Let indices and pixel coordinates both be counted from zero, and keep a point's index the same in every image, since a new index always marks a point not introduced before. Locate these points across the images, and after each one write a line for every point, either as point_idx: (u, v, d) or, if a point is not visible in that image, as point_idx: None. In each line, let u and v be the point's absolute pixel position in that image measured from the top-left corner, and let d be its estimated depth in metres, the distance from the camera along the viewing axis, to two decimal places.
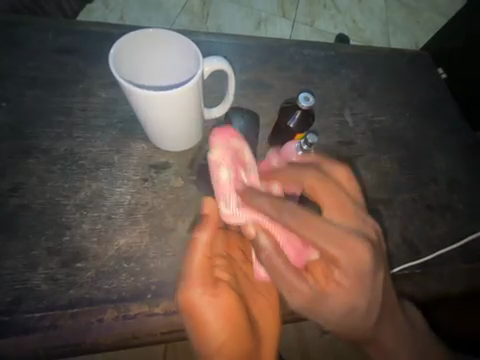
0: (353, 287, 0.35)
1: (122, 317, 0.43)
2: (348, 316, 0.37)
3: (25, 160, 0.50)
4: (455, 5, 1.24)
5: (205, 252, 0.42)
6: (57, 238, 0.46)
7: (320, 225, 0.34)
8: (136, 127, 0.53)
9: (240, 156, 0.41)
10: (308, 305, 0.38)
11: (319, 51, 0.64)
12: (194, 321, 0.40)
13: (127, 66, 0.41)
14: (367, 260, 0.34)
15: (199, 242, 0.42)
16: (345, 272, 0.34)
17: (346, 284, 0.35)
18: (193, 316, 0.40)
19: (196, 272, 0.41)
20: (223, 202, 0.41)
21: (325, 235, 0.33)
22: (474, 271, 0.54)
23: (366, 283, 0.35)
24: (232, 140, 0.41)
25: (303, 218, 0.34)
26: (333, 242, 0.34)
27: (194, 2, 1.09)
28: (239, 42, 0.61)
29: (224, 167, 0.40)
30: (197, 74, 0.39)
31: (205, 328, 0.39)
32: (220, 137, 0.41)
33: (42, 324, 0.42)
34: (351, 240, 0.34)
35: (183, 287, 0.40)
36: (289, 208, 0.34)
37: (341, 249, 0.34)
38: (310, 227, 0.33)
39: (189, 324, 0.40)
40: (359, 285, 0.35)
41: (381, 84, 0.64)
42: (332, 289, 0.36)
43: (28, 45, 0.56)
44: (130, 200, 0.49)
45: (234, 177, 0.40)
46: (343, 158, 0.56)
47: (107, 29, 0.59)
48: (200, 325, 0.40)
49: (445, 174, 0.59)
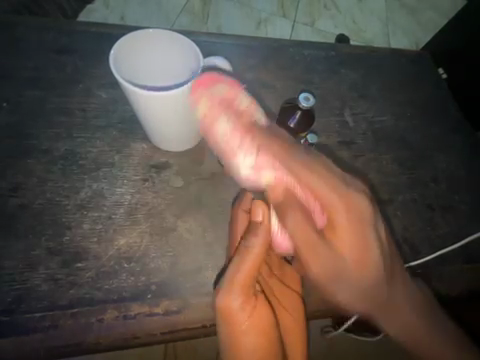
0: (368, 259, 0.33)
1: (122, 317, 0.43)
2: (371, 290, 0.35)
3: (25, 160, 0.50)
4: (455, 6, 1.24)
5: (256, 260, 0.41)
6: (57, 238, 0.46)
7: (323, 172, 0.31)
8: (137, 127, 0.53)
9: (235, 103, 0.36)
10: (329, 275, 0.34)
11: (320, 51, 0.64)
12: (231, 323, 0.41)
13: (128, 66, 0.41)
14: (370, 232, 0.33)
15: (253, 250, 0.41)
16: (357, 227, 0.32)
17: (364, 255, 0.33)
18: (231, 318, 0.41)
19: (244, 273, 0.40)
20: (233, 154, 0.36)
21: (330, 182, 0.31)
22: (474, 272, 0.54)
23: (368, 231, 0.32)
24: (217, 85, 0.37)
25: (310, 163, 0.32)
26: (346, 207, 0.32)
27: (194, 2, 1.09)
28: (239, 42, 0.61)
29: (221, 120, 0.36)
30: (197, 74, 0.39)
31: (240, 331, 0.42)
32: (207, 78, 0.38)
33: (42, 324, 0.42)
34: (349, 190, 0.32)
35: (225, 292, 0.40)
36: (295, 154, 0.32)
37: (349, 207, 0.32)
38: (315, 174, 0.31)
39: (225, 327, 0.42)
40: (386, 280, 0.35)
41: (382, 84, 0.64)
42: (347, 255, 0.33)
43: (29, 45, 0.56)
44: (130, 201, 0.49)
45: (233, 124, 0.35)
46: (343, 158, 0.56)
47: (107, 29, 0.59)
48: (234, 326, 0.41)
49: (446, 174, 0.59)
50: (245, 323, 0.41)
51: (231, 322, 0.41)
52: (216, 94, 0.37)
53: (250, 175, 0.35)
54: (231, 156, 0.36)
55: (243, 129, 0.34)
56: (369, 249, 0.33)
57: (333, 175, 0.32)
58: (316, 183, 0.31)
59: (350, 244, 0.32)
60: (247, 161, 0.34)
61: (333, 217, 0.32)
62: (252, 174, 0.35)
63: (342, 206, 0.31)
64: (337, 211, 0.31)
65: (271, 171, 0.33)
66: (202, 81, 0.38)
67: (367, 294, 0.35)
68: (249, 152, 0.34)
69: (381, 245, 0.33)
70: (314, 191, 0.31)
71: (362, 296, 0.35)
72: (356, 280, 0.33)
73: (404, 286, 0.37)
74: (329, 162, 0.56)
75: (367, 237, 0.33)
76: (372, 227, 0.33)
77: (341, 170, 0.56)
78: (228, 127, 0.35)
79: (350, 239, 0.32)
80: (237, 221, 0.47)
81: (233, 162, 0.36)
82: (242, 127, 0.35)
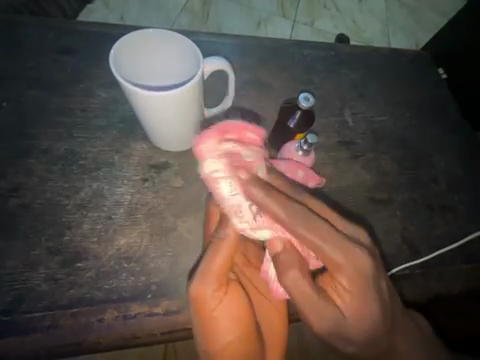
0: (363, 297, 0.34)
1: (122, 317, 0.43)
2: (369, 325, 0.35)
3: (25, 160, 0.50)
4: (454, 6, 1.24)
5: (229, 249, 0.40)
6: (57, 238, 0.46)
7: (326, 229, 0.34)
8: (137, 126, 0.53)
9: (237, 158, 0.36)
10: (330, 330, 0.36)
11: (320, 51, 0.64)
12: (202, 315, 0.40)
13: (127, 66, 0.41)
14: (365, 270, 0.34)
15: (228, 240, 0.40)
16: (361, 289, 0.34)
17: (354, 289, 0.34)
18: (204, 309, 0.40)
19: (218, 263, 0.40)
20: (228, 208, 0.38)
21: (330, 233, 0.34)
22: (474, 271, 0.54)
23: (370, 286, 0.34)
24: (222, 143, 0.37)
25: (305, 216, 0.34)
26: (349, 262, 0.34)
27: (194, 2, 1.09)
28: (239, 42, 0.61)
29: (220, 181, 0.37)
30: (197, 74, 0.39)
31: (212, 324, 0.40)
32: (213, 135, 0.37)
33: (42, 323, 0.42)
34: (350, 249, 0.34)
35: (198, 280, 0.40)
36: (303, 214, 0.34)
37: (353, 269, 0.34)
38: (317, 233, 0.34)
39: (198, 319, 0.41)
40: (362, 293, 0.34)
41: (382, 84, 0.64)
42: (340, 303, 0.35)
43: (29, 45, 0.56)
44: (130, 201, 0.49)
45: (241, 180, 0.36)
46: (343, 158, 0.56)
47: (107, 29, 0.59)
48: (206, 317, 0.40)
49: (446, 174, 0.59)
50: (218, 314, 0.40)
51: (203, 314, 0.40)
52: (234, 159, 0.36)
53: (250, 232, 0.39)
54: (231, 214, 0.38)
55: (242, 188, 0.35)
56: (362, 288, 0.34)
57: (343, 239, 0.34)
58: (323, 248, 0.34)
59: (348, 301, 0.35)
60: (261, 232, 0.38)
61: (335, 275, 0.35)
62: (253, 234, 0.39)
63: (347, 262, 0.34)
64: (339, 267, 0.34)
65: (269, 230, 0.38)
66: (206, 135, 0.38)
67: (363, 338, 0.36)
68: (262, 219, 0.37)
69: (378, 289, 0.35)
70: (302, 237, 0.34)
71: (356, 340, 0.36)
72: (355, 324, 0.35)
73: (403, 317, 0.39)
74: (329, 162, 0.56)
75: (365, 280, 0.34)
76: (372, 286, 0.34)
77: (341, 170, 0.56)
78: (235, 190, 0.36)
79: (351, 291, 0.34)
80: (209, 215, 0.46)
81: (231, 217, 0.39)
82: (243, 171, 0.36)
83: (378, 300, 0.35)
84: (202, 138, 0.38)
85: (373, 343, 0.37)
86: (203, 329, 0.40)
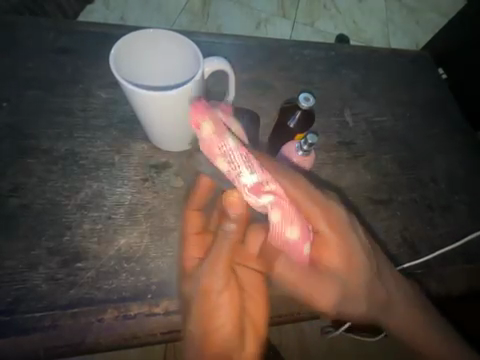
0: (344, 261, 0.39)
1: (122, 317, 0.43)
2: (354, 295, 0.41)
3: (26, 160, 0.50)
4: (454, 7, 1.24)
5: (233, 244, 0.37)
6: (57, 238, 0.46)
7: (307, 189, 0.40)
8: (137, 127, 0.53)
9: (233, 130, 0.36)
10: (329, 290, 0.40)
11: (319, 51, 0.64)
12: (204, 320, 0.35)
13: (127, 66, 0.41)
14: (340, 221, 0.40)
15: (230, 232, 0.37)
16: (343, 241, 0.39)
17: (337, 255, 0.39)
18: (209, 318, 0.35)
19: (224, 259, 0.36)
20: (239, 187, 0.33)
21: (311, 200, 0.39)
22: (474, 271, 0.54)
23: (349, 242, 0.40)
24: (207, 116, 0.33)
25: (291, 180, 0.39)
26: (327, 221, 0.39)
27: (194, 2, 1.10)
28: (239, 42, 0.62)
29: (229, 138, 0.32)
30: (197, 74, 0.39)
31: (210, 336, 0.35)
32: (198, 109, 0.34)
33: (42, 324, 0.42)
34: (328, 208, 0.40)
35: (206, 273, 0.37)
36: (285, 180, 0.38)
37: (326, 219, 0.39)
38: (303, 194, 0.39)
39: (200, 326, 0.35)
40: (349, 258, 0.40)
41: (382, 84, 0.64)
42: (326, 263, 0.39)
43: (29, 45, 0.56)
44: (130, 201, 0.49)
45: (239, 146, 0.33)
46: (343, 158, 0.56)
47: (107, 29, 0.59)
48: (210, 325, 0.35)
49: (446, 174, 0.59)
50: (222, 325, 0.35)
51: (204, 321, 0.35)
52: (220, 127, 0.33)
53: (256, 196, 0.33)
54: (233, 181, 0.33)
55: (248, 156, 0.33)
56: (346, 248, 0.40)
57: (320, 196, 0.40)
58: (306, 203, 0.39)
59: (332, 260, 0.39)
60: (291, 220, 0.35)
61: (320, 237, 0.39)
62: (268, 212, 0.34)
63: (326, 220, 0.39)
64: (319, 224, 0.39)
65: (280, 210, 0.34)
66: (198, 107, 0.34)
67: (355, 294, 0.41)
68: (265, 180, 0.33)
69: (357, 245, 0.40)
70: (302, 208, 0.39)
71: (349, 296, 0.41)
72: (347, 282, 0.40)
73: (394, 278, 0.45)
74: (329, 162, 0.56)
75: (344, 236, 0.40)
76: (350, 234, 0.40)
77: (341, 170, 0.56)
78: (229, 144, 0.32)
79: (334, 250, 0.39)
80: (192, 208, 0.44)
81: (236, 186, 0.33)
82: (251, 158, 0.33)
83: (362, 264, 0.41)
84: (197, 108, 0.34)
85: (370, 298, 0.42)
86: (202, 341, 0.35)
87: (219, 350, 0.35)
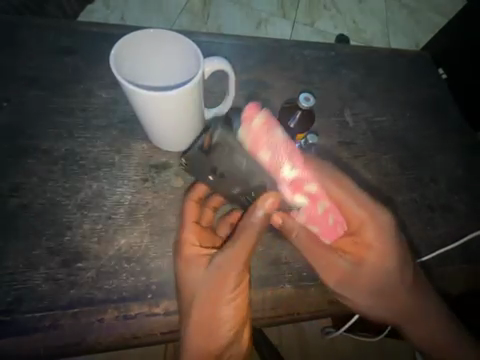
0: (382, 254, 0.48)
1: (122, 317, 0.43)
2: (382, 284, 0.50)
3: (26, 160, 0.50)
4: (454, 7, 1.24)
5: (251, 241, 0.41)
6: (57, 238, 0.46)
7: (354, 191, 0.47)
8: (137, 127, 0.53)
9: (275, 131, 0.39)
10: (359, 283, 0.49)
11: (319, 51, 0.64)
12: (211, 302, 0.43)
13: (128, 66, 0.41)
14: (385, 221, 0.48)
15: (247, 231, 0.41)
16: (385, 246, 0.48)
17: (375, 248, 0.49)
18: (216, 298, 0.43)
19: (243, 255, 0.41)
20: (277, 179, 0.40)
21: (358, 205, 0.47)
22: (474, 271, 0.54)
23: (390, 239, 0.47)
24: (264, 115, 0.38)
25: (334, 180, 0.47)
26: (373, 227, 0.47)
27: (194, 2, 1.10)
28: (239, 42, 0.62)
29: (279, 132, 0.39)
30: (197, 74, 0.39)
31: (215, 311, 0.43)
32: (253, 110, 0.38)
33: (42, 324, 0.42)
34: (375, 214, 0.47)
35: (223, 260, 0.42)
36: (328, 180, 0.46)
37: (370, 225, 0.47)
38: (345, 196, 0.47)
39: (207, 309, 0.43)
40: (388, 258, 0.48)
41: (382, 84, 0.64)
42: (366, 252, 0.49)
43: (29, 45, 0.56)
44: (131, 200, 0.49)
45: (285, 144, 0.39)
46: (343, 158, 0.56)
47: (107, 29, 0.59)
48: (215, 305, 0.43)
49: (446, 174, 0.59)
50: (226, 307, 0.43)
51: (211, 300, 0.43)
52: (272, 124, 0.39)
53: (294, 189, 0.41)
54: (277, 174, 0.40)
55: (295, 156, 0.41)
56: (386, 250, 0.48)
57: (368, 202, 0.47)
58: (351, 206, 0.47)
59: (367, 258, 0.49)
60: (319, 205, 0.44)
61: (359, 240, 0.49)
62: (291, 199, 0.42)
63: (371, 226, 0.47)
64: (362, 229, 0.48)
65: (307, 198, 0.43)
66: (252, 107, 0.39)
67: (379, 291, 0.50)
68: (305, 180, 0.42)
69: (398, 250, 0.48)
70: (341, 206, 0.47)
71: (372, 290, 0.50)
72: (371, 278, 0.50)
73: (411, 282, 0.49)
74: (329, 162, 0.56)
75: (383, 242, 0.48)
76: (391, 241, 0.48)
77: (341, 170, 0.56)
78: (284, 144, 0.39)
79: (373, 248, 0.49)
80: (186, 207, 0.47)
81: (275, 176, 0.40)
82: (296, 156, 0.41)
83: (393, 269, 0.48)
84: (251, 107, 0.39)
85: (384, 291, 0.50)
86: (208, 316, 0.43)
87: (218, 325, 0.43)
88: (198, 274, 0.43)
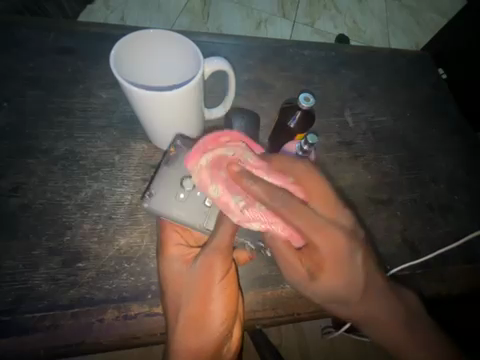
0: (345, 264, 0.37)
1: (122, 317, 0.43)
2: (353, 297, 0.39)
3: (26, 160, 0.50)
4: (454, 7, 1.24)
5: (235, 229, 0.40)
6: (57, 238, 0.46)
7: (310, 213, 0.35)
8: (137, 127, 0.53)
9: (224, 157, 0.37)
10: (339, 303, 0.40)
11: (319, 52, 0.64)
12: (199, 301, 0.39)
13: (127, 65, 0.41)
14: (337, 221, 0.38)
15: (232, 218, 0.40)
16: (343, 265, 0.37)
17: (340, 264, 0.37)
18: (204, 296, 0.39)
19: (226, 243, 0.40)
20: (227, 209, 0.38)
21: (311, 222, 0.35)
22: (476, 272, 0.54)
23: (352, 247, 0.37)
24: (202, 157, 0.38)
25: (296, 182, 0.38)
26: (330, 244, 0.36)
27: (195, 2, 1.10)
28: (239, 42, 0.62)
29: (228, 158, 0.37)
30: (197, 74, 0.39)
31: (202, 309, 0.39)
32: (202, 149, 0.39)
33: (42, 324, 0.42)
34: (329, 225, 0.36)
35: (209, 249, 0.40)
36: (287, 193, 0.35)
37: (329, 242, 0.36)
38: (300, 217, 0.34)
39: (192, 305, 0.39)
40: (340, 265, 0.37)
41: (382, 85, 0.64)
42: (324, 273, 0.38)
43: (30, 45, 0.56)
44: (131, 201, 0.49)
45: (224, 177, 0.37)
46: (343, 158, 0.56)
47: (108, 29, 0.59)
48: (203, 302, 0.39)
49: (446, 174, 0.59)
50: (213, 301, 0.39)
51: (198, 298, 0.39)
52: (213, 163, 0.38)
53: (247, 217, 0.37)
54: (223, 205, 0.38)
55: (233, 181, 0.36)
56: (340, 261, 0.37)
57: (320, 219, 0.35)
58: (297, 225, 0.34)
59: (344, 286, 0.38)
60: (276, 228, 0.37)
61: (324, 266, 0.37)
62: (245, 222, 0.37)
63: (329, 245, 0.36)
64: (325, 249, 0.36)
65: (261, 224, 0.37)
66: (190, 156, 0.39)
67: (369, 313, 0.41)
68: (255, 210, 0.37)
69: (357, 267, 0.38)
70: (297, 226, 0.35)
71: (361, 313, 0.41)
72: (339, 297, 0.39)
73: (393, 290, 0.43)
74: (329, 162, 0.56)
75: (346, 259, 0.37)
76: (351, 254, 0.37)
77: (341, 170, 0.56)
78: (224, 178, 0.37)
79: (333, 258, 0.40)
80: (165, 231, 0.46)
81: (222, 206, 0.38)
82: (232, 184, 0.37)
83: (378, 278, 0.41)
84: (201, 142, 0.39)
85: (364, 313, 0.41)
86: (191, 316, 0.39)
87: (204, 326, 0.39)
88: (180, 270, 0.42)
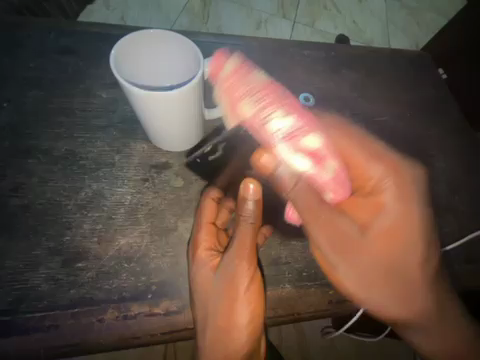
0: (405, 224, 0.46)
1: (122, 317, 0.43)
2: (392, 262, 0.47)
3: (26, 160, 0.50)
4: (453, 7, 1.25)
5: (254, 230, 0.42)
6: (57, 238, 0.46)
7: (358, 149, 0.49)
8: (137, 127, 0.53)
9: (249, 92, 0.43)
10: (378, 272, 0.46)
11: (320, 51, 0.64)
12: (229, 296, 0.43)
13: (127, 66, 0.41)
14: (405, 170, 0.48)
15: (244, 228, 0.42)
16: (411, 222, 0.46)
17: (394, 224, 0.46)
18: (235, 295, 0.43)
19: (246, 247, 0.42)
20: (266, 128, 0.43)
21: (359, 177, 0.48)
22: (474, 272, 0.54)
23: (409, 187, 0.47)
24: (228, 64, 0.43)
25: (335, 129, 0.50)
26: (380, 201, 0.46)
27: (195, 2, 1.10)
28: (240, 42, 0.62)
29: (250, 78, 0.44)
30: (198, 74, 0.39)
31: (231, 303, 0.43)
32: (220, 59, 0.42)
33: (42, 324, 0.42)
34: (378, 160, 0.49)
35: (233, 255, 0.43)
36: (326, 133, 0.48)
37: (392, 193, 0.47)
38: (352, 143, 0.49)
39: (222, 311, 0.43)
40: (412, 226, 0.46)
41: (382, 84, 0.64)
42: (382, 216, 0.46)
43: (29, 45, 0.56)
44: (131, 201, 0.49)
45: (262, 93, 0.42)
46: None
47: (107, 29, 0.59)
48: (234, 301, 0.43)
49: (446, 174, 0.59)
50: (246, 301, 0.42)
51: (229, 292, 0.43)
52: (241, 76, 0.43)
53: (294, 137, 0.44)
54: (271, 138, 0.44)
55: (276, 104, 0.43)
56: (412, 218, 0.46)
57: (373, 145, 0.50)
58: (356, 154, 0.49)
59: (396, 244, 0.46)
60: (326, 165, 0.46)
61: (378, 215, 0.46)
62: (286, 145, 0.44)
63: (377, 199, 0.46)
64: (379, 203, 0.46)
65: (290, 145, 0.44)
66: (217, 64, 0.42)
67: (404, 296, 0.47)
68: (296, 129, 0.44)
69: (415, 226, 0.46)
70: (351, 161, 0.49)
71: (398, 290, 0.47)
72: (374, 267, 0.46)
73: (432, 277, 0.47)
74: None
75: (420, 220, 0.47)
76: (419, 191, 0.48)
77: None
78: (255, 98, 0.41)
79: (386, 213, 0.46)
80: (204, 205, 0.46)
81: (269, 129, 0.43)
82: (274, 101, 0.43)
83: (430, 249, 0.47)
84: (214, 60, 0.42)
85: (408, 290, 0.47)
86: (225, 317, 0.43)
87: (235, 329, 0.43)
88: (207, 275, 0.44)
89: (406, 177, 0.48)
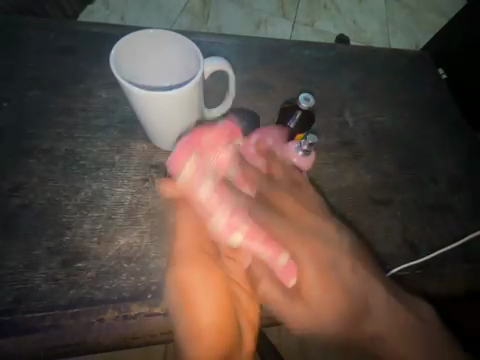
0: (324, 284, 0.50)
1: (122, 317, 0.43)
2: (330, 314, 0.49)
3: (26, 160, 0.50)
4: (453, 7, 1.25)
5: (195, 230, 0.45)
6: (57, 238, 0.46)
7: (260, 214, 0.48)
8: (137, 126, 0.53)
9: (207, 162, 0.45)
10: (304, 322, 0.49)
11: (319, 52, 0.64)
12: (219, 300, 0.42)
13: (126, 65, 0.41)
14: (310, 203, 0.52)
15: (179, 224, 0.45)
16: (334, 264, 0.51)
17: (314, 286, 0.49)
18: (191, 291, 0.42)
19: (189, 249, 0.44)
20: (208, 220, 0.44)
21: (297, 230, 0.51)
22: (476, 272, 0.54)
23: (314, 220, 0.52)
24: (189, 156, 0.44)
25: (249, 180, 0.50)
26: (305, 248, 0.46)
27: (195, 2, 1.10)
28: (240, 42, 0.61)
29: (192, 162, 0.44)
30: (198, 74, 0.39)
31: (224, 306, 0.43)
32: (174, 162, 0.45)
33: (42, 324, 0.42)
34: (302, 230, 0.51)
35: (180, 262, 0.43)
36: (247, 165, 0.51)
37: (318, 269, 0.50)
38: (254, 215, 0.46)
39: (184, 310, 0.41)
40: (327, 281, 0.50)
41: (382, 84, 0.64)
42: (305, 288, 0.49)
43: (29, 45, 0.56)
44: (130, 201, 0.49)
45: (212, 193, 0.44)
46: (342, 158, 0.56)
47: (107, 29, 0.59)
48: (189, 300, 0.41)
49: (446, 174, 0.59)
50: (197, 291, 0.42)
51: (221, 291, 0.43)
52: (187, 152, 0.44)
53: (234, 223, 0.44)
54: (208, 211, 0.44)
55: (218, 189, 0.45)
56: (328, 266, 0.51)
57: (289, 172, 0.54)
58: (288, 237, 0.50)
59: (334, 287, 0.48)
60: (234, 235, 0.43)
61: (303, 277, 0.49)
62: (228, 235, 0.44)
63: (306, 246, 0.51)
64: (300, 251, 0.50)
65: (243, 234, 0.44)
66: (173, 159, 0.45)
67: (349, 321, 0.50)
68: (224, 207, 0.44)
69: (342, 275, 0.51)
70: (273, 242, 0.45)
71: (335, 317, 0.49)
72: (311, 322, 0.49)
73: (364, 291, 0.50)
74: (329, 162, 0.56)
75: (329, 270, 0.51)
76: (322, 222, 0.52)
77: (341, 170, 0.56)
78: (211, 195, 0.44)
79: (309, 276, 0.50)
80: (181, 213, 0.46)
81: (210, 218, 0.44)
82: (221, 192, 0.45)
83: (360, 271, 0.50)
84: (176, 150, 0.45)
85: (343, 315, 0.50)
86: (191, 319, 0.41)
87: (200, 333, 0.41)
88: (186, 272, 0.42)
89: (329, 235, 0.51)
